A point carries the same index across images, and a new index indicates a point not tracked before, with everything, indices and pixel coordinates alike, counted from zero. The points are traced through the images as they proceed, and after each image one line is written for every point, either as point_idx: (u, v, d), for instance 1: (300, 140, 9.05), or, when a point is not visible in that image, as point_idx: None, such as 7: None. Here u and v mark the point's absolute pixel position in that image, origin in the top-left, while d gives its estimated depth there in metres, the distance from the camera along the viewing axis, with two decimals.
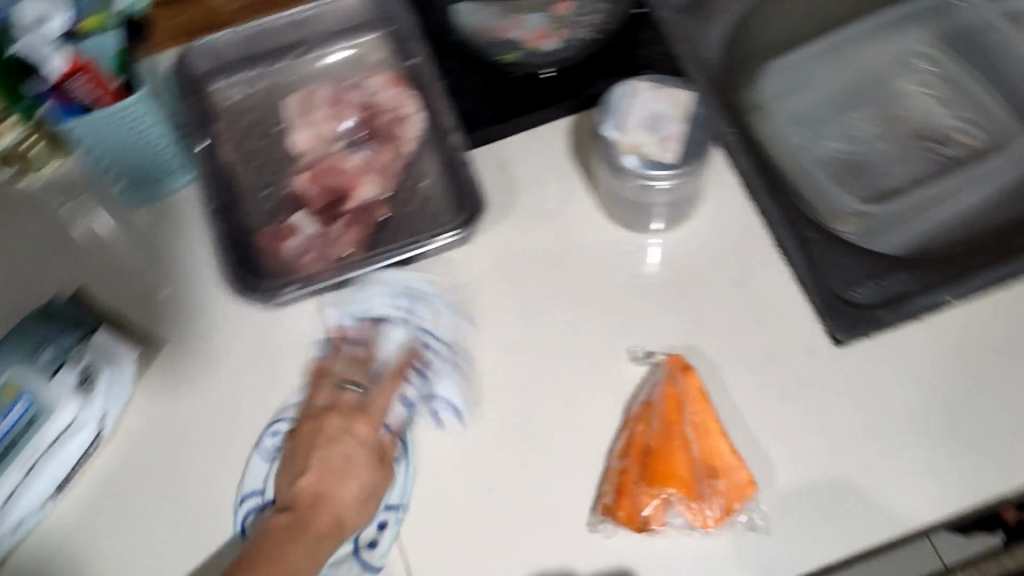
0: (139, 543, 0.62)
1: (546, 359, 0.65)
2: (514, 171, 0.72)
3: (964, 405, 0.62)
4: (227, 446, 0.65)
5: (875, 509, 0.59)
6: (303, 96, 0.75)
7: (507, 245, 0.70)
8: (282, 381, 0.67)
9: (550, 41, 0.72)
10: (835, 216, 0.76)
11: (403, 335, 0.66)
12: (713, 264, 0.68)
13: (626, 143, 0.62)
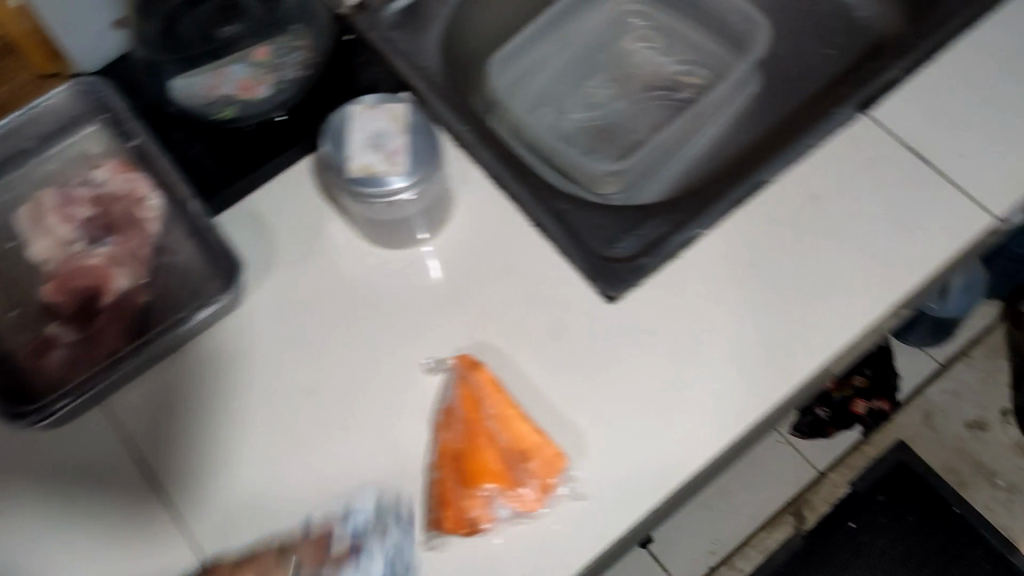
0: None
1: (346, 396, 0.65)
2: (267, 222, 0.70)
3: (735, 322, 0.66)
4: (158, 492, 0.62)
5: (683, 443, 0.61)
6: (31, 206, 0.71)
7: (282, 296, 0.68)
8: (86, 500, 0.63)
9: (262, 88, 0.73)
10: (594, 179, 0.81)
11: (202, 407, 0.64)
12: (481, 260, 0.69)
13: (356, 167, 0.62)
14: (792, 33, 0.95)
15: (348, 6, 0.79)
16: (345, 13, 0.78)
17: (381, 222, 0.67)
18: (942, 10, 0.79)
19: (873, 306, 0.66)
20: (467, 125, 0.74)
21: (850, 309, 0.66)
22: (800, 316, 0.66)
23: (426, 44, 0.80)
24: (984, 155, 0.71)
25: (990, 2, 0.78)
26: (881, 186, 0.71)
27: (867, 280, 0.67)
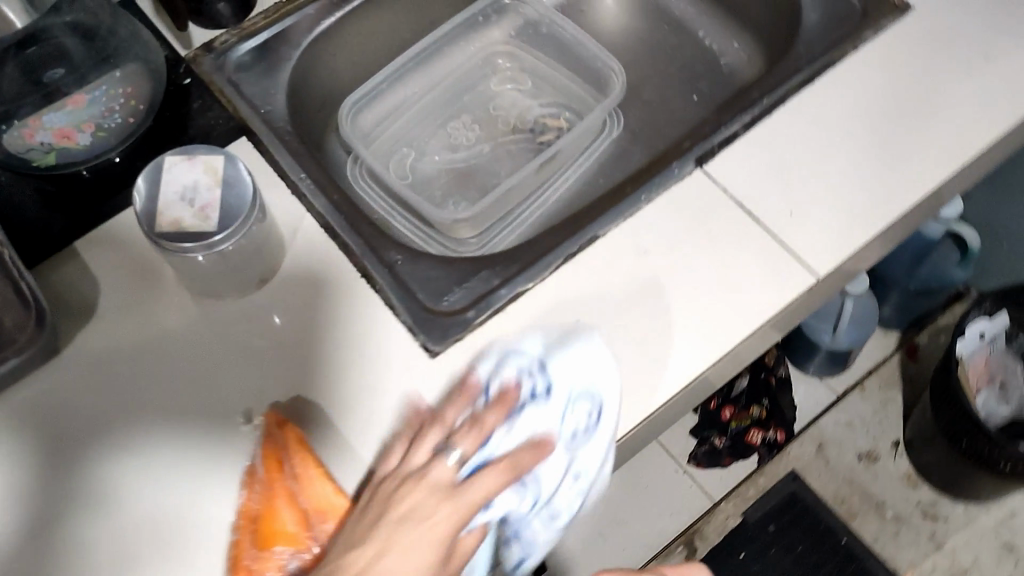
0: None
1: (159, 446, 0.62)
2: (92, 271, 0.69)
3: (602, 339, 0.66)
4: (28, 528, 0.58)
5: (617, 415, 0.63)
6: None
7: (100, 348, 0.66)
8: None
9: (81, 136, 0.70)
10: (448, 228, 0.80)
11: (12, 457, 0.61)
12: (309, 313, 0.68)
13: (164, 221, 0.61)
14: (657, 77, 0.96)
15: (193, 49, 0.79)
16: (190, 55, 0.78)
17: (202, 272, 0.66)
18: (783, 63, 0.81)
19: (730, 333, 0.66)
20: (305, 175, 0.74)
21: (747, 303, 0.68)
22: (697, 317, 0.67)
23: (272, 87, 0.80)
24: (814, 208, 0.72)
25: (829, 57, 0.79)
26: (711, 240, 0.71)
27: (731, 302, 0.68)
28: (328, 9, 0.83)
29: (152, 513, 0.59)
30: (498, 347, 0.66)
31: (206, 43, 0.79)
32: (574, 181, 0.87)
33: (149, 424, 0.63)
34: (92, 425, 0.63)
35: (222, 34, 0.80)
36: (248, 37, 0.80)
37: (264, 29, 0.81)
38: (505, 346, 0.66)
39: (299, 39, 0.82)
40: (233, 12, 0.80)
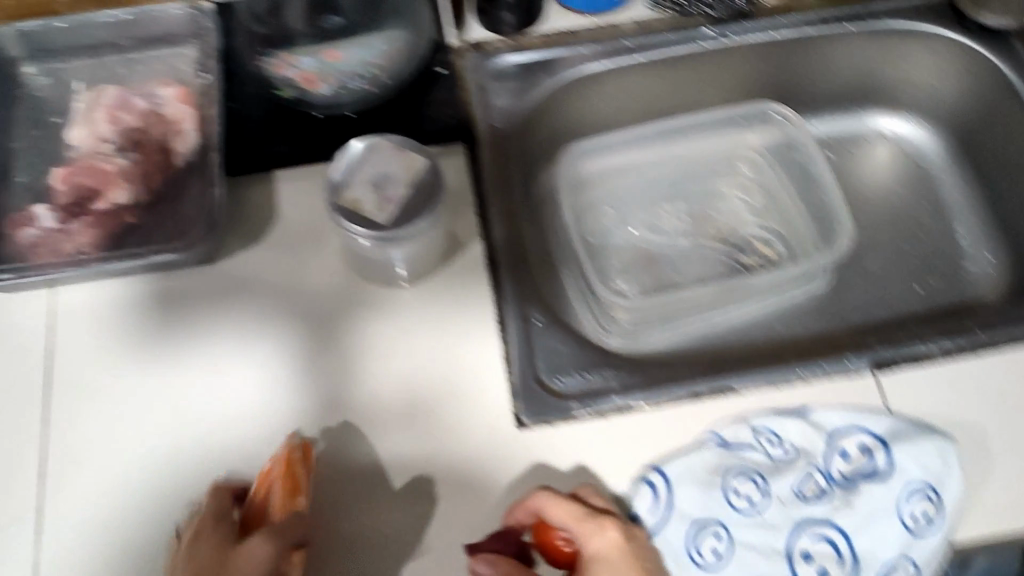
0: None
1: (249, 384, 0.65)
2: (278, 203, 0.73)
3: (988, 451, 0.65)
4: (119, 413, 0.64)
5: (871, 545, 0.61)
6: (92, 94, 0.74)
7: (243, 285, 0.70)
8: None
9: (322, 87, 0.74)
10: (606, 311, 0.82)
11: (129, 344, 0.67)
12: (427, 336, 0.68)
13: (346, 197, 0.64)
14: (894, 251, 0.88)
15: (462, 41, 0.81)
16: (457, 46, 0.80)
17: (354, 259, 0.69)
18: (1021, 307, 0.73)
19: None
20: (498, 200, 0.75)
21: None
22: None
23: (512, 108, 0.80)
24: (978, 475, 0.64)
25: None
26: (992, 423, 0.66)
27: None
28: (602, 54, 0.82)
29: (211, 470, 0.62)
30: (809, 419, 0.66)
31: (477, 40, 0.81)
32: (753, 317, 0.83)
33: (252, 382, 0.66)
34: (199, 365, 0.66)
35: (496, 40, 0.81)
36: (519, 51, 0.81)
37: (536, 49, 0.82)
38: (816, 424, 0.66)
39: (560, 71, 0.81)
40: (517, 25, 0.80)
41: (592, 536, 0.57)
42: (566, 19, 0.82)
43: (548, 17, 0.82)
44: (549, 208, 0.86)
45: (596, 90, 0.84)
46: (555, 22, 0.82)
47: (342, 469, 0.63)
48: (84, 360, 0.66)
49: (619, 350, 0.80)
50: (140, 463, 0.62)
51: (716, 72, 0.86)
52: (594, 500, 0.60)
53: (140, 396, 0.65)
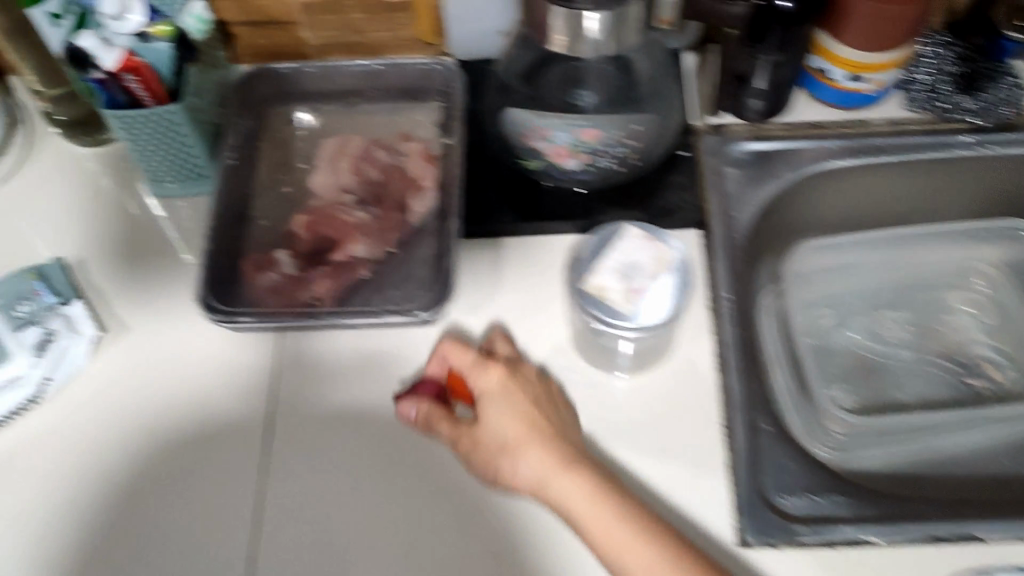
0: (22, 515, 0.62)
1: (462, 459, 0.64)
2: (505, 272, 0.71)
3: None
4: (335, 469, 0.64)
5: None
6: (338, 142, 0.75)
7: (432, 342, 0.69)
8: (221, 419, 0.67)
9: (570, 161, 0.69)
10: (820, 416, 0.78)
11: (350, 399, 0.67)
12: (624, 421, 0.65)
13: (592, 285, 0.62)
14: None
15: (704, 124, 0.78)
16: (697, 128, 0.78)
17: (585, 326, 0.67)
18: None
19: None
20: (730, 293, 0.70)
21: None
22: None
23: (751, 197, 0.76)
24: None
25: None
26: None
27: None
28: (851, 151, 0.77)
29: (415, 544, 0.60)
30: None
31: (719, 124, 0.78)
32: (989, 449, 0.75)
33: (434, 446, 0.65)
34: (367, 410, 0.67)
35: (738, 125, 0.78)
36: (763, 139, 0.78)
37: (780, 138, 0.78)
38: None
39: (802, 165, 0.77)
40: (762, 113, 0.77)
41: (485, 382, 0.63)
42: (811, 109, 0.79)
43: (794, 108, 0.79)
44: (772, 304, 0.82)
45: (839, 181, 0.79)
46: (801, 115, 0.79)
47: (394, 474, 0.64)
48: (307, 410, 0.67)
49: (830, 463, 0.75)
50: (348, 524, 0.62)
51: (969, 180, 0.79)
52: (499, 347, 0.66)
53: (354, 450, 0.65)
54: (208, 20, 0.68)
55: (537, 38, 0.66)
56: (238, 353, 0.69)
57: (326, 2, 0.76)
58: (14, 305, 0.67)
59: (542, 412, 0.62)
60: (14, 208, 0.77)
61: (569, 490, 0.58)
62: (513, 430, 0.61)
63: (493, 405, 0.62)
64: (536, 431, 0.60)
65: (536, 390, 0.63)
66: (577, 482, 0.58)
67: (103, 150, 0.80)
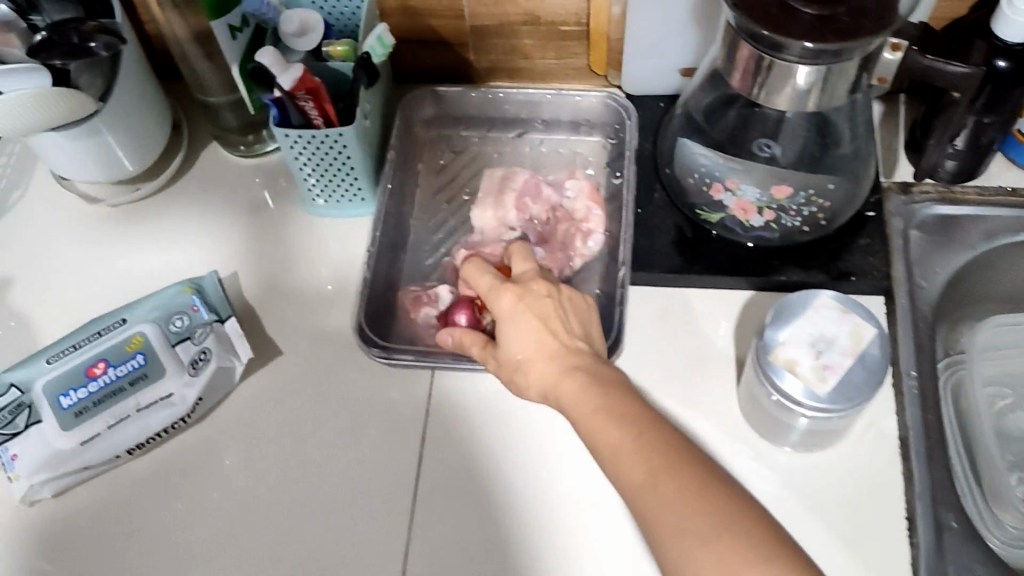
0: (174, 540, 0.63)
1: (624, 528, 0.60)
2: (671, 327, 0.67)
3: None
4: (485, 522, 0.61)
5: None
6: (504, 175, 0.72)
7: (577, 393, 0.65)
8: (370, 457, 0.65)
9: (756, 217, 0.65)
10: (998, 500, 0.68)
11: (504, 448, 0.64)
12: (767, 493, 0.61)
13: (781, 355, 0.58)
14: None
15: (890, 181, 0.72)
16: (884, 186, 0.72)
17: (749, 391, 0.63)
18: None
19: None
20: (915, 372, 0.65)
21: None
22: None
23: (937, 266, 0.71)
24: None
25: None
26: None
27: None
28: None
29: None
30: None
31: (905, 182, 0.72)
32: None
33: (575, 503, 0.61)
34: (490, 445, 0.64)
35: (928, 184, 0.72)
36: (951, 204, 0.72)
37: (974, 203, 0.72)
38: None
39: (996, 234, 0.72)
40: (955, 174, 0.71)
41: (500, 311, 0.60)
42: (1009, 173, 0.73)
43: (991, 172, 0.73)
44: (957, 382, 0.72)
45: None
46: (998, 178, 0.73)
47: (548, 535, 0.60)
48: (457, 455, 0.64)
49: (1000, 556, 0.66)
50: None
51: None
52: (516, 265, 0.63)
53: (507, 502, 0.62)
54: (388, 42, 0.65)
55: (735, 85, 0.62)
56: (389, 387, 0.67)
57: (500, 25, 0.73)
58: (169, 319, 0.67)
59: (551, 327, 0.57)
60: (167, 216, 0.75)
61: (549, 382, 0.56)
62: (531, 341, 0.57)
63: (507, 327, 0.58)
64: (540, 353, 0.57)
65: (541, 296, 0.59)
66: (558, 372, 0.55)
67: (259, 162, 0.78)
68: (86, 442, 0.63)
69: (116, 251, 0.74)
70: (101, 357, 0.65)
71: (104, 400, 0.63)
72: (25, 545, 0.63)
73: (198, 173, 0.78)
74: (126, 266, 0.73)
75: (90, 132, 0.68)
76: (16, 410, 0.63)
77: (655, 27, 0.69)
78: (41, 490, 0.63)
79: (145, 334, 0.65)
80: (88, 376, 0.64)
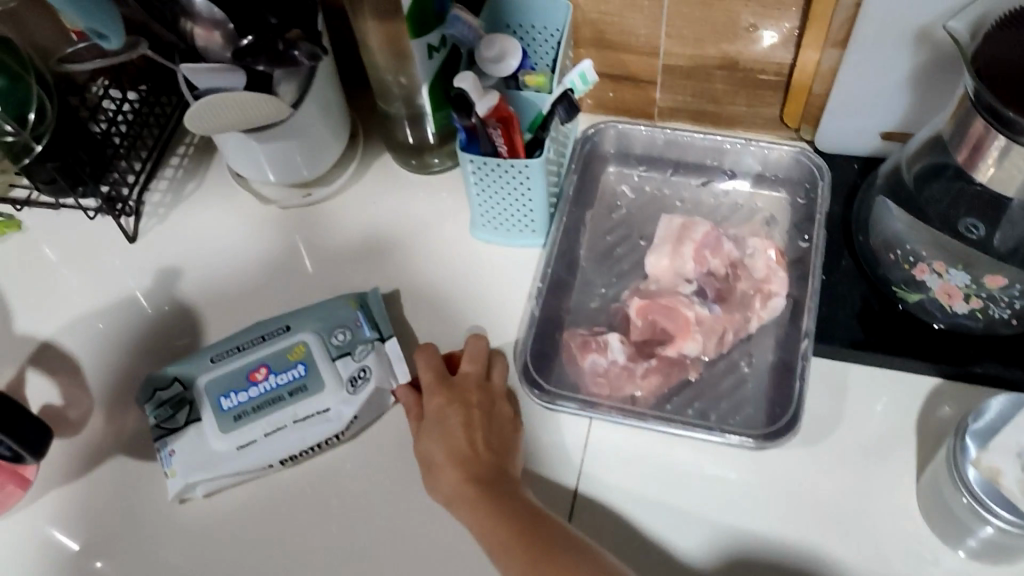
0: (319, 553, 0.63)
1: None
2: (848, 407, 0.63)
3: None
4: None
5: None
6: (684, 224, 0.69)
7: (737, 461, 0.62)
8: None
9: (960, 304, 0.61)
10: None
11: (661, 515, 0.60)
12: (790, 564, 0.58)
13: (982, 462, 0.54)
14: None
15: None
16: None
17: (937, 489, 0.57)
18: None
19: None
20: None
21: None
22: None
23: None
24: None
25: None
26: None
27: None
28: None
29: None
30: None
31: None
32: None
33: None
34: (594, 518, 0.60)
35: None
36: None
37: None
38: None
39: None
40: None
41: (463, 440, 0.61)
42: None
43: None
44: None
45: None
46: None
47: None
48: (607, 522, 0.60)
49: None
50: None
51: None
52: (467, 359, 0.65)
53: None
54: (590, 79, 0.63)
55: (960, 162, 0.57)
56: None
57: (696, 66, 0.70)
58: (332, 331, 0.67)
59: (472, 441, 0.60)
60: (334, 224, 0.75)
61: (486, 523, 0.56)
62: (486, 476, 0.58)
63: (429, 434, 0.61)
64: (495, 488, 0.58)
65: (472, 414, 0.62)
66: (492, 517, 0.56)
67: (428, 177, 0.77)
68: (240, 446, 0.64)
69: (284, 254, 0.74)
70: (263, 362, 0.66)
71: (262, 405, 0.65)
72: (171, 541, 0.64)
73: (367, 184, 0.77)
74: (292, 273, 0.73)
75: (272, 137, 0.68)
76: (179, 405, 0.66)
77: (868, 85, 0.65)
78: (193, 489, 0.64)
79: (307, 343, 0.67)
80: (249, 380, 0.66)
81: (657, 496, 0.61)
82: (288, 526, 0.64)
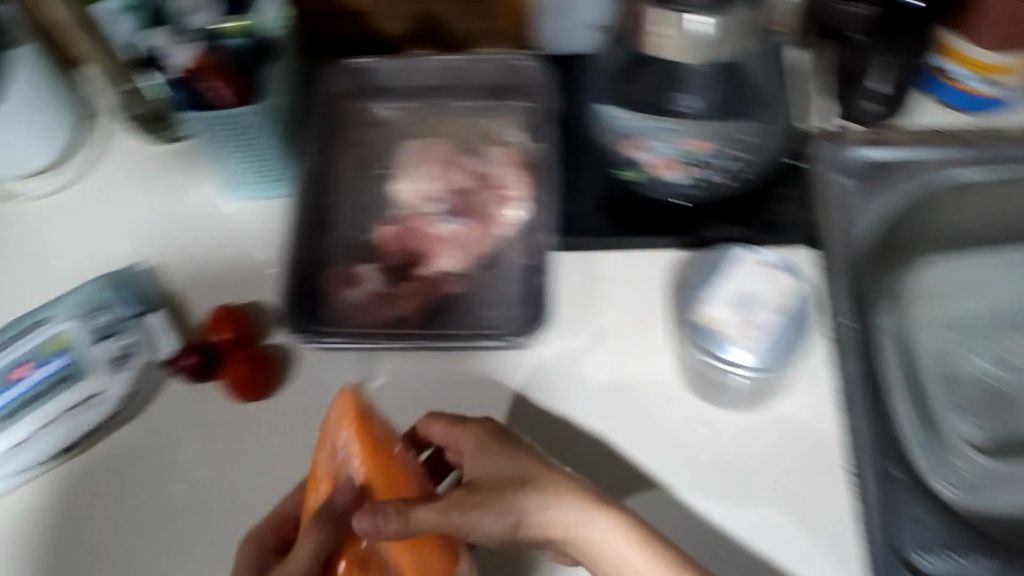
0: (116, 546, 0.61)
1: None
2: (602, 293, 0.65)
3: None
4: None
5: None
6: (422, 145, 0.72)
7: (500, 362, 0.63)
8: (301, 449, 0.63)
9: (676, 174, 0.63)
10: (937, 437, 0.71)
11: None
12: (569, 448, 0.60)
13: (706, 316, 0.57)
14: None
15: (812, 125, 0.72)
16: (811, 132, 0.71)
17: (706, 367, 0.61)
18: None
19: None
20: (851, 319, 0.64)
21: None
22: None
23: (869, 211, 0.69)
24: None
25: None
26: None
27: None
28: (979, 159, 0.69)
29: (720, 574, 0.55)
30: None
31: (832, 128, 0.72)
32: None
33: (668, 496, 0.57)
34: None
35: (856, 130, 0.71)
36: (881, 148, 0.70)
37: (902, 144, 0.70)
38: None
39: (931, 173, 0.69)
40: (881, 115, 0.71)
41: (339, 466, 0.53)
42: (933, 111, 0.72)
43: (916, 110, 0.73)
44: (896, 324, 0.73)
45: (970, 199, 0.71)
46: (924, 118, 0.72)
47: None
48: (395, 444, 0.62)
49: (955, 504, 0.68)
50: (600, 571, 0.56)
51: None
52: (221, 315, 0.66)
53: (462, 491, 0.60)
54: (286, 13, 0.65)
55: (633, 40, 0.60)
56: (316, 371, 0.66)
57: None
58: (93, 315, 0.65)
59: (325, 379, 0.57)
60: (85, 208, 0.74)
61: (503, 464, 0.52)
62: (495, 480, 0.52)
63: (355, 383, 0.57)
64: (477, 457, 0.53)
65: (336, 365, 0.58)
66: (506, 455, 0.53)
67: (175, 146, 0.76)
68: (9, 448, 0.61)
69: (35, 247, 0.72)
70: (30, 357, 0.64)
71: (24, 402, 0.62)
72: None
73: (115, 163, 0.76)
74: (46, 265, 0.71)
75: None
76: None
77: None
78: None
79: (66, 333, 0.64)
80: (7, 379, 0.63)
81: (434, 411, 0.62)
82: (70, 518, 0.62)
